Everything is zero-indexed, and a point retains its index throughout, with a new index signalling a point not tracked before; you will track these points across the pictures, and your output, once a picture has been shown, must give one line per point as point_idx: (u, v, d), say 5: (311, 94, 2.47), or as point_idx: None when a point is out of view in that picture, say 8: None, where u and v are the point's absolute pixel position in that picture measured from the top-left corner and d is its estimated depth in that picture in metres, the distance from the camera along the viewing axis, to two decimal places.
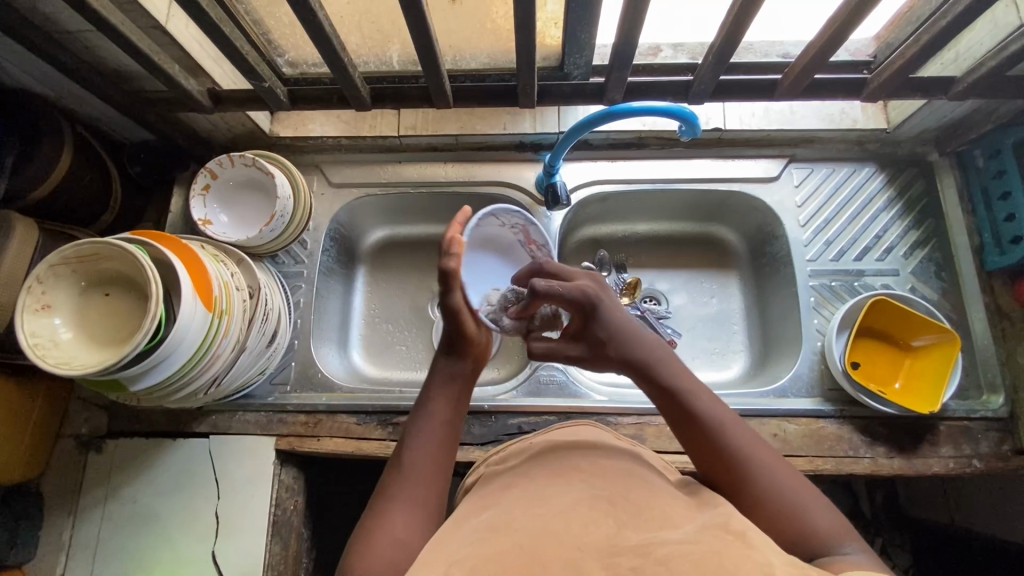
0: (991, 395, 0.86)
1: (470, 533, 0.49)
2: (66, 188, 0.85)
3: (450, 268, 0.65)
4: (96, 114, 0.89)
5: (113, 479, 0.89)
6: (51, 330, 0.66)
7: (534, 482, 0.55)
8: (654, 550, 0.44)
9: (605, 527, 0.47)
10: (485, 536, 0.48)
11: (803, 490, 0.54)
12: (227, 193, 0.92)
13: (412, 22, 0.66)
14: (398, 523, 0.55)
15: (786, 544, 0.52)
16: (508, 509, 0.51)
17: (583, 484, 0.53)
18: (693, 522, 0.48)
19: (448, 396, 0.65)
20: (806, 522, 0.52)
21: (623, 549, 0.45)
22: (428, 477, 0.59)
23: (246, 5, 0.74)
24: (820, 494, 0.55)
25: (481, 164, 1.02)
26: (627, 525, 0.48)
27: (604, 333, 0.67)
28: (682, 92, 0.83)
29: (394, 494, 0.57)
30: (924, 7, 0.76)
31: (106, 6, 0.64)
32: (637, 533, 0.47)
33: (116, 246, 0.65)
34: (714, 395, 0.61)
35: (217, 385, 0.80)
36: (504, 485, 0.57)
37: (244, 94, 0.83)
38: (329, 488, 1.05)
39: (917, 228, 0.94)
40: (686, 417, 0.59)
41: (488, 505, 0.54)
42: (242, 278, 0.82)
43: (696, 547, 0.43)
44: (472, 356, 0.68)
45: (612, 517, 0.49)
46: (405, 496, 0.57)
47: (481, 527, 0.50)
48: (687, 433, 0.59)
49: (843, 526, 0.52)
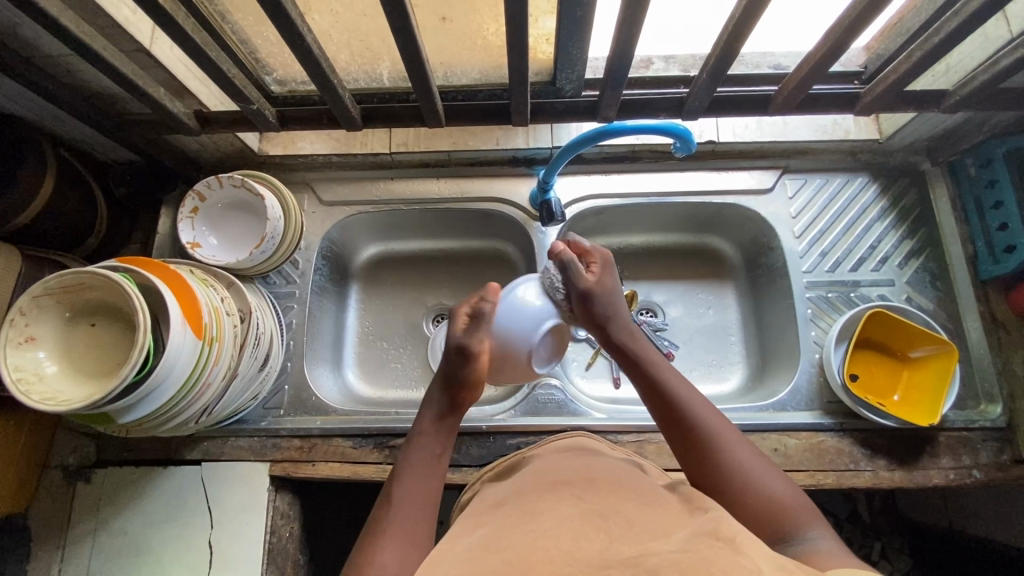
0: (989, 405, 0.86)
1: (462, 549, 0.48)
2: (48, 214, 0.82)
3: (580, 286, 0.72)
4: (79, 135, 0.87)
5: (103, 509, 0.87)
6: (36, 364, 0.64)
7: (530, 496, 0.55)
8: (646, 560, 0.43)
9: (598, 542, 0.46)
10: (478, 552, 0.47)
11: (771, 473, 0.58)
12: (216, 215, 0.90)
13: (403, 44, 0.65)
14: (389, 559, 0.54)
15: (765, 523, 0.54)
16: (500, 530, 0.50)
17: (576, 499, 0.53)
18: (684, 530, 0.48)
19: (435, 437, 0.66)
20: (778, 503, 0.55)
21: (613, 561, 0.43)
22: (416, 507, 0.59)
23: (233, 25, 0.73)
24: (787, 482, 0.58)
25: (474, 179, 1.01)
26: (617, 537, 0.47)
27: (604, 313, 0.72)
28: (675, 108, 0.82)
29: (385, 532, 0.56)
30: (915, 18, 0.75)
31: (86, 31, 0.63)
32: (630, 544, 0.46)
33: (103, 276, 0.63)
34: (691, 386, 0.66)
35: (209, 413, 0.78)
36: (500, 499, 0.57)
37: (232, 115, 0.82)
38: (326, 512, 1.03)
39: (911, 238, 0.94)
40: (667, 408, 0.64)
41: (480, 524, 0.53)
42: (233, 303, 0.80)
43: (689, 556, 0.42)
44: (464, 398, 0.69)
45: (603, 530, 0.48)
46: (398, 532, 0.57)
47: (474, 541, 0.49)
48: (670, 425, 0.63)
49: (812, 514, 0.55)
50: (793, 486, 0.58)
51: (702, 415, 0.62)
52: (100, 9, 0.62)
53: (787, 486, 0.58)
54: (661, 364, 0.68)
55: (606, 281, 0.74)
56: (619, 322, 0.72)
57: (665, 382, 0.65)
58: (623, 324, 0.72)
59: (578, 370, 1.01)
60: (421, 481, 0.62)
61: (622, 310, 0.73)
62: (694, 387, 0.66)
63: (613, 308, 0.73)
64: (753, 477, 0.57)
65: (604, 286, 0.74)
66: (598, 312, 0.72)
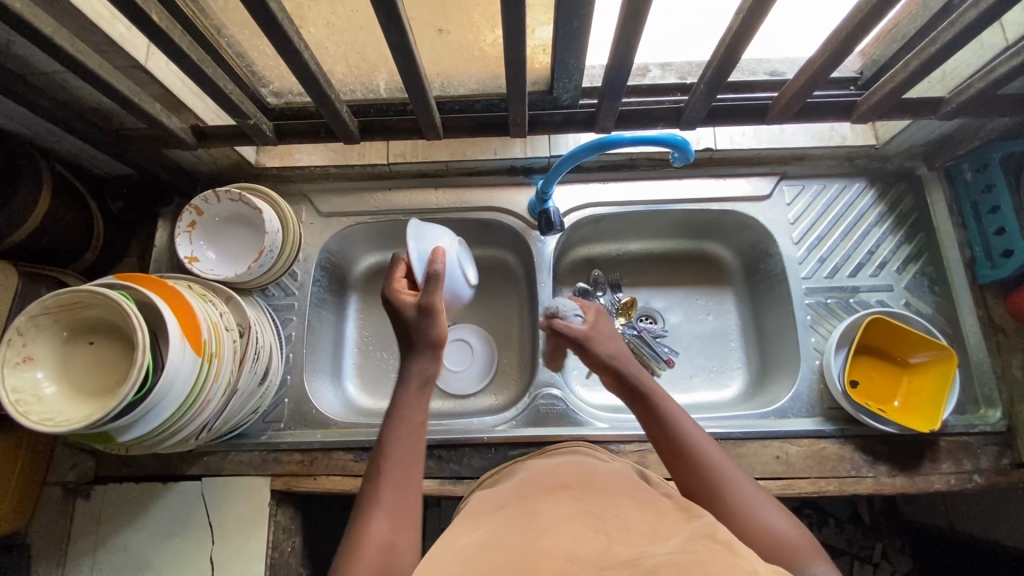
0: (988, 409, 0.86)
1: (460, 550, 0.48)
2: (45, 231, 0.82)
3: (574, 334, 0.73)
4: (74, 150, 0.87)
5: (102, 526, 0.86)
6: (34, 384, 0.63)
7: (528, 498, 0.55)
8: (644, 561, 0.43)
9: (596, 542, 0.46)
10: (479, 551, 0.47)
11: (773, 509, 0.58)
12: (214, 229, 0.89)
13: (400, 58, 0.64)
14: (383, 525, 0.55)
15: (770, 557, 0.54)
16: (498, 529, 0.50)
17: (575, 501, 0.53)
18: (681, 533, 0.47)
19: (417, 396, 0.65)
20: (782, 538, 0.55)
21: (613, 563, 0.43)
22: (405, 469, 0.60)
23: (228, 39, 0.72)
24: (789, 514, 0.58)
25: (472, 188, 1.01)
26: (615, 538, 0.47)
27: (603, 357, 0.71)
28: (674, 117, 0.83)
29: (376, 498, 0.58)
30: (909, 24, 0.75)
31: (81, 50, 0.62)
32: (627, 547, 0.45)
33: (100, 294, 0.63)
34: (691, 419, 0.65)
35: (209, 429, 0.78)
36: (498, 503, 0.57)
37: (228, 130, 0.82)
38: (328, 525, 1.03)
39: (908, 243, 0.95)
40: (668, 443, 0.63)
41: (478, 524, 0.53)
42: (231, 317, 0.80)
43: (687, 557, 0.42)
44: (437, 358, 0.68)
45: (602, 532, 0.48)
46: (389, 497, 0.58)
47: (475, 540, 0.49)
48: (672, 459, 0.62)
49: (815, 549, 0.55)
50: (795, 520, 0.58)
51: (702, 450, 0.62)
52: (95, 27, 0.61)
53: (789, 520, 0.57)
54: (661, 396, 0.66)
55: (601, 326, 0.75)
56: (618, 358, 0.70)
57: (665, 416, 0.64)
58: (623, 357, 0.71)
59: (579, 378, 1.01)
60: (407, 442, 0.61)
61: (619, 347, 0.72)
62: (694, 419, 0.65)
63: (612, 347, 0.72)
64: (755, 512, 0.57)
65: (601, 332, 0.74)
66: (596, 357, 0.71)
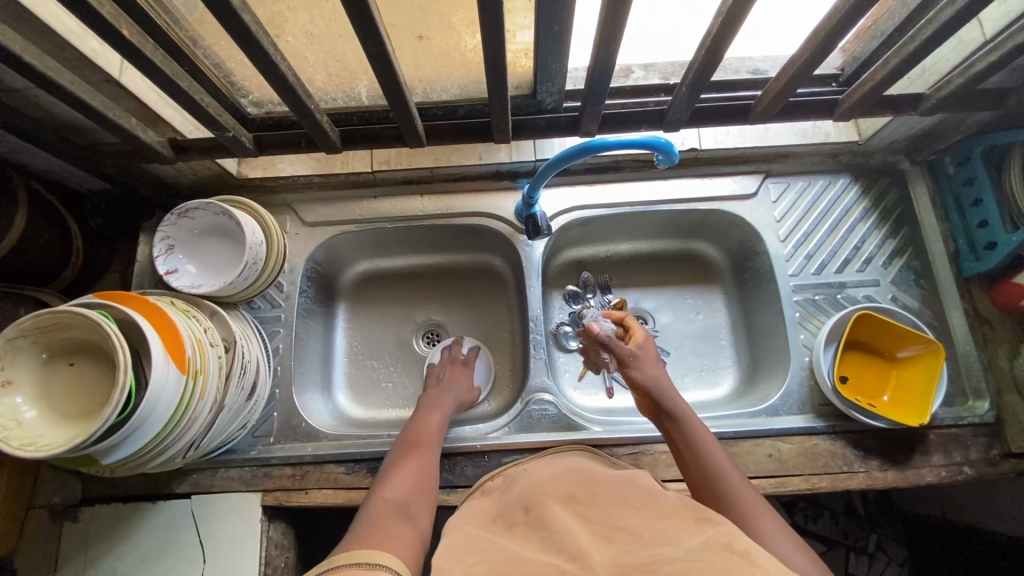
0: (976, 400, 0.87)
1: (460, 559, 0.47)
2: (23, 250, 0.80)
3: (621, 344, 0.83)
4: (51, 167, 0.85)
5: (90, 548, 0.84)
6: (13, 409, 0.62)
7: (534, 507, 0.55)
8: (661, 567, 0.42)
9: (611, 551, 0.46)
10: (493, 562, 0.46)
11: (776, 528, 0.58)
12: (193, 240, 0.87)
13: (379, 66, 0.63)
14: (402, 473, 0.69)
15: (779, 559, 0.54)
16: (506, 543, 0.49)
17: (581, 516, 0.52)
18: (705, 536, 0.47)
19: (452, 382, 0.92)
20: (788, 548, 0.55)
21: (627, 568, 0.43)
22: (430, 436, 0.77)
23: (205, 49, 0.71)
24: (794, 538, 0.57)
25: (459, 195, 1.00)
26: (627, 549, 0.46)
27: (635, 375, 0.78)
28: (658, 120, 0.85)
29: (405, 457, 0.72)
30: (888, 20, 0.74)
31: (52, 67, 0.61)
32: (638, 552, 0.46)
33: (79, 314, 0.61)
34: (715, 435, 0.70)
35: (196, 447, 0.77)
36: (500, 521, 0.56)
37: (209, 143, 0.80)
38: (321, 538, 1.02)
39: (893, 237, 0.95)
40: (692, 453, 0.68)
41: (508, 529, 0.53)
42: (216, 332, 0.78)
43: (703, 566, 0.41)
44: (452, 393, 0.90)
45: (614, 545, 0.47)
46: (419, 455, 0.73)
47: (483, 552, 0.48)
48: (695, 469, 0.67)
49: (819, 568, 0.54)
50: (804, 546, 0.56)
51: (723, 464, 0.65)
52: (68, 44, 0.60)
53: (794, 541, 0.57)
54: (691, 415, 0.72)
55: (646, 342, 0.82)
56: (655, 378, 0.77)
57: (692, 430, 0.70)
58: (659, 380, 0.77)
59: (571, 381, 1.01)
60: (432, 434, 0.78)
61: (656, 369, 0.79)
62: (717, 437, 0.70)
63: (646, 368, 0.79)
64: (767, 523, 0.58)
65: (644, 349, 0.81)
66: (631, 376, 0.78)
